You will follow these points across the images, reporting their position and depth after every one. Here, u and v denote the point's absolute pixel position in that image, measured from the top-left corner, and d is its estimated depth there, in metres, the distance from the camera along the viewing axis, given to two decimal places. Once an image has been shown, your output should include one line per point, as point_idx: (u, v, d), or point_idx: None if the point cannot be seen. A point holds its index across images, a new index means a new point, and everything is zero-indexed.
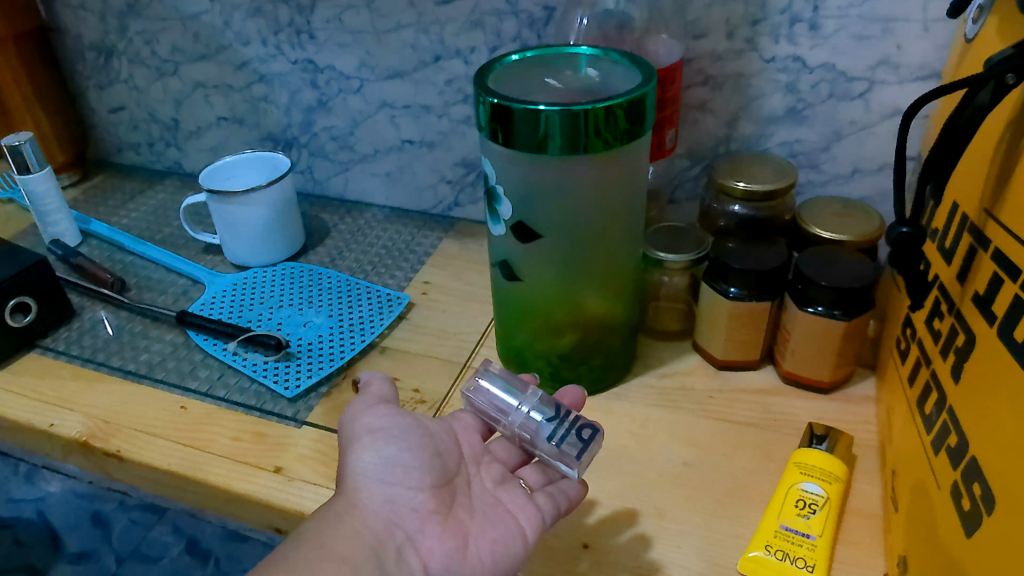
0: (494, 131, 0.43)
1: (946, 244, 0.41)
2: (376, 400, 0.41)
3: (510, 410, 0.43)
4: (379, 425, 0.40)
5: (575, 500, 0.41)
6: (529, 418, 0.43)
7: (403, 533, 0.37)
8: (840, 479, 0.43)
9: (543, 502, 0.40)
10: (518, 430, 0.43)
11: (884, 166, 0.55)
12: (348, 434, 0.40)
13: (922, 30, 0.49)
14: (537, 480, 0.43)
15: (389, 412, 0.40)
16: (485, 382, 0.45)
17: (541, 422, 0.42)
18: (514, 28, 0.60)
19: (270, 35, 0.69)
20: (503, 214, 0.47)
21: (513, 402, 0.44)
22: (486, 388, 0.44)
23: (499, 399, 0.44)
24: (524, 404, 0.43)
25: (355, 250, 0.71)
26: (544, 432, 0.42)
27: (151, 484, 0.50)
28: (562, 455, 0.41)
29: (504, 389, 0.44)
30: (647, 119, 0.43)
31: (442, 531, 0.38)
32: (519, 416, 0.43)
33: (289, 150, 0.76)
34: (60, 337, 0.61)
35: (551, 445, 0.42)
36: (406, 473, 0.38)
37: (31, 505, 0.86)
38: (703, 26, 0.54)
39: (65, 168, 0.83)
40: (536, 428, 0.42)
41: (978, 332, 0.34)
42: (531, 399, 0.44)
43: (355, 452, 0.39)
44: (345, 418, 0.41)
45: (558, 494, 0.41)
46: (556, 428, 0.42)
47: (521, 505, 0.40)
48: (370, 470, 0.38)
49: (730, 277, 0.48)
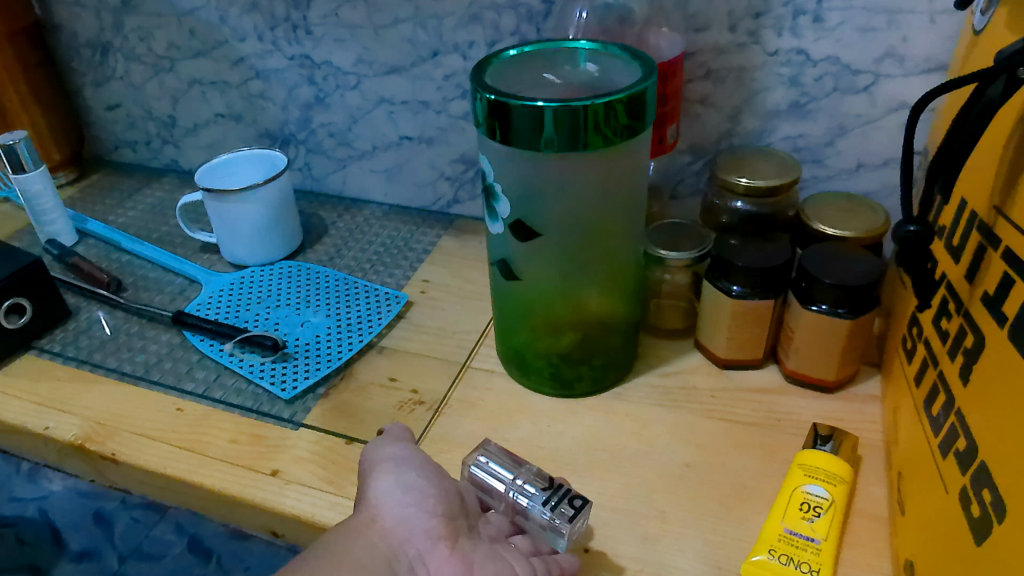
0: (492, 128, 0.42)
1: (953, 241, 0.40)
2: (395, 436, 0.42)
3: (505, 484, 0.42)
4: (401, 453, 0.41)
5: (568, 571, 0.39)
6: (523, 491, 0.42)
7: (413, 551, 0.37)
8: (845, 481, 0.42)
9: (537, 562, 0.38)
10: (513, 507, 0.42)
11: (889, 160, 0.54)
12: (369, 462, 0.41)
13: (928, 21, 0.48)
14: (527, 547, 0.40)
15: (411, 446, 0.41)
16: (483, 458, 0.44)
17: (534, 493, 0.42)
18: (513, 21, 0.59)
19: (266, 31, 0.68)
20: (501, 212, 0.46)
21: (509, 476, 0.43)
22: (484, 464, 0.43)
23: (495, 474, 0.43)
24: (519, 477, 0.42)
25: (353, 247, 0.70)
26: (537, 503, 0.41)
27: (148, 487, 0.50)
28: (554, 526, 0.40)
29: (495, 468, 0.43)
30: (648, 113, 0.42)
31: (450, 553, 0.37)
32: (513, 490, 0.42)
33: (286, 147, 0.75)
34: (56, 338, 0.60)
35: (547, 515, 0.41)
36: (422, 497, 0.38)
37: (33, 503, 0.82)
38: (705, 19, 0.53)
39: (61, 166, 0.82)
40: (529, 500, 0.42)
41: (988, 334, 0.33)
42: (526, 472, 0.43)
43: (375, 475, 0.39)
44: (366, 449, 0.42)
45: (550, 560, 0.39)
46: (548, 497, 0.41)
47: (518, 557, 0.38)
48: (387, 490, 0.38)
49: (733, 274, 0.48)
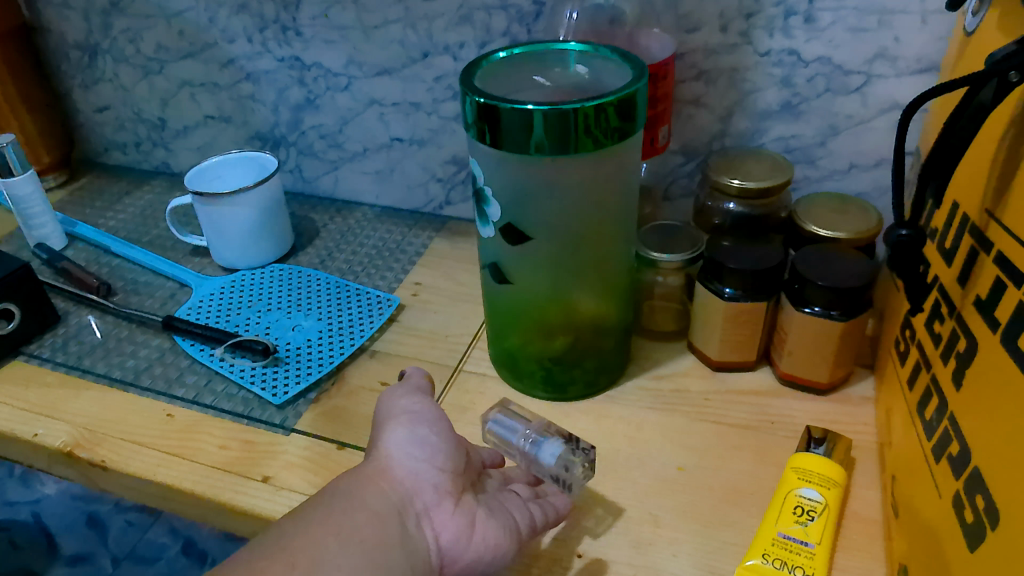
0: (481, 131, 0.41)
1: (946, 244, 0.40)
2: (412, 389, 0.41)
3: (520, 433, 0.46)
4: (415, 407, 0.40)
5: (562, 512, 0.41)
6: (535, 436, 0.45)
7: (420, 503, 0.36)
8: (838, 485, 0.42)
9: (535, 507, 0.40)
10: (526, 458, 0.45)
11: (881, 161, 0.54)
12: (382, 413, 0.40)
13: (919, 22, 0.48)
14: (526, 493, 0.42)
15: (425, 400, 0.41)
16: (502, 411, 0.47)
17: (544, 439, 0.45)
18: (504, 22, 0.58)
19: (256, 32, 0.67)
20: (492, 215, 0.46)
21: (523, 426, 0.46)
22: (503, 416, 0.47)
23: (513, 424, 0.46)
24: (532, 427, 0.46)
25: (344, 250, 0.70)
26: (546, 447, 0.44)
27: (137, 494, 0.49)
28: (559, 467, 0.43)
29: (514, 418, 0.47)
30: (639, 116, 0.42)
31: (456, 508, 0.37)
32: (527, 436, 0.45)
33: (277, 149, 0.75)
34: (45, 343, 0.60)
35: (557, 463, 0.43)
36: (434, 452, 0.38)
37: (26, 507, 0.80)
38: (696, 20, 0.53)
39: (51, 169, 0.82)
40: (539, 445, 0.44)
41: (981, 338, 0.33)
42: (536, 424, 0.46)
43: (388, 427, 0.39)
44: (379, 402, 0.42)
45: (547, 504, 0.41)
46: (557, 442, 0.44)
47: (519, 506, 0.40)
48: (400, 444, 0.38)
49: (726, 277, 0.47)
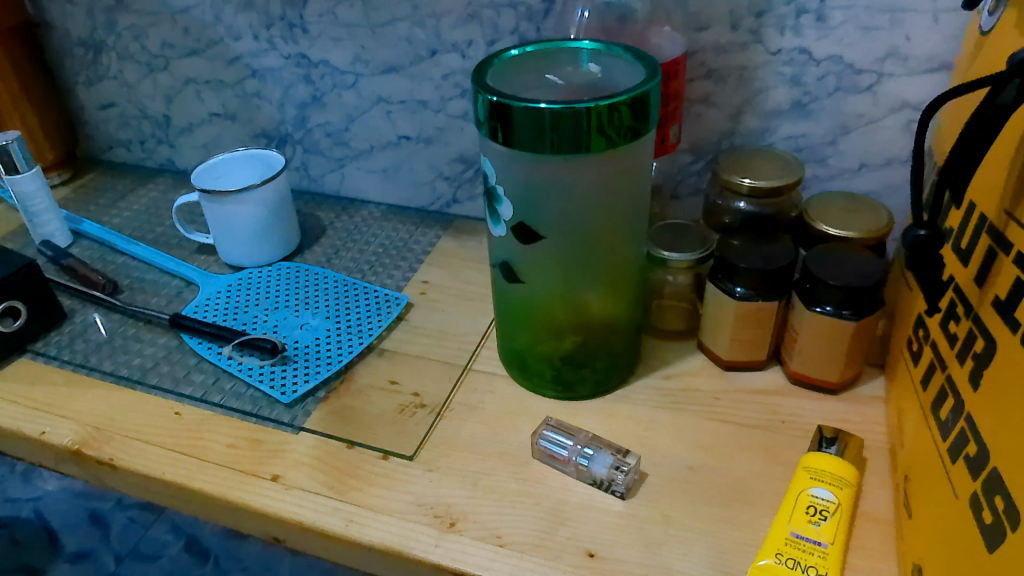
0: (494, 129, 0.41)
1: (962, 244, 0.40)
2: None
3: (569, 450, 0.46)
4: None
5: None
6: (585, 452, 0.46)
7: None
8: (851, 484, 0.42)
9: None
10: (576, 473, 0.46)
11: (891, 160, 0.54)
12: None
13: (932, 20, 0.48)
14: None
15: None
16: (548, 429, 0.48)
17: (594, 453, 0.46)
18: (512, 20, 0.58)
19: (262, 29, 0.67)
20: (503, 214, 0.46)
21: (572, 443, 0.47)
22: (548, 435, 0.47)
23: (560, 442, 0.47)
24: (580, 442, 0.47)
25: (350, 249, 0.70)
26: (598, 462, 0.45)
27: (145, 493, 0.49)
28: (612, 481, 0.45)
29: (562, 432, 0.47)
30: (652, 114, 0.42)
31: None
32: (577, 452, 0.46)
33: (282, 146, 0.75)
34: (52, 341, 0.59)
35: (610, 472, 0.45)
36: None
37: (28, 504, 0.83)
38: (706, 18, 0.53)
39: (54, 166, 0.81)
40: (591, 461, 0.46)
41: (999, 338, 0.33)
42: (584, 438, 0.47)
43: None
44: None
45: None
46: (608, 455, 0.46)
47: None
48: None
49: (737, 276, 0.47)
